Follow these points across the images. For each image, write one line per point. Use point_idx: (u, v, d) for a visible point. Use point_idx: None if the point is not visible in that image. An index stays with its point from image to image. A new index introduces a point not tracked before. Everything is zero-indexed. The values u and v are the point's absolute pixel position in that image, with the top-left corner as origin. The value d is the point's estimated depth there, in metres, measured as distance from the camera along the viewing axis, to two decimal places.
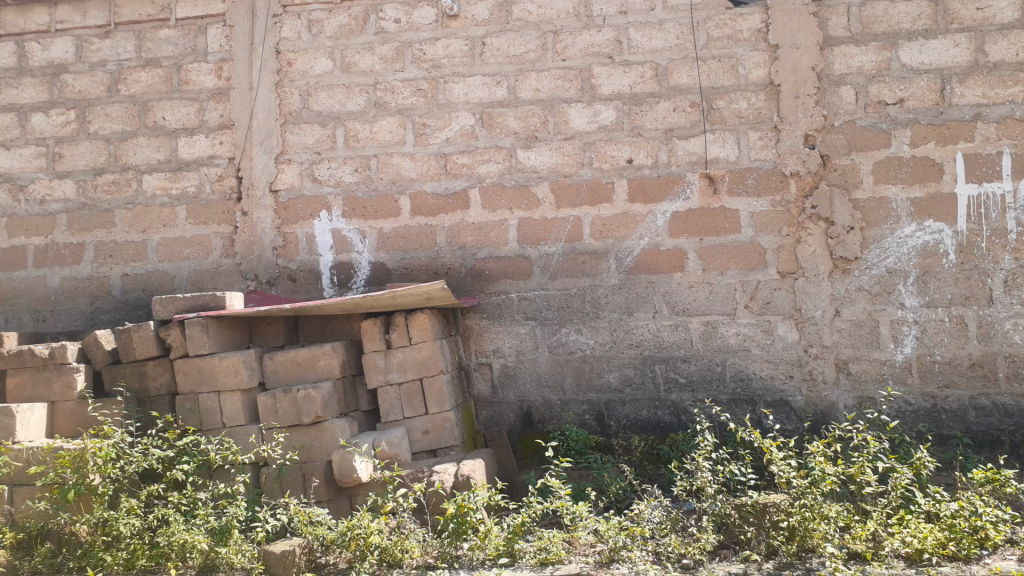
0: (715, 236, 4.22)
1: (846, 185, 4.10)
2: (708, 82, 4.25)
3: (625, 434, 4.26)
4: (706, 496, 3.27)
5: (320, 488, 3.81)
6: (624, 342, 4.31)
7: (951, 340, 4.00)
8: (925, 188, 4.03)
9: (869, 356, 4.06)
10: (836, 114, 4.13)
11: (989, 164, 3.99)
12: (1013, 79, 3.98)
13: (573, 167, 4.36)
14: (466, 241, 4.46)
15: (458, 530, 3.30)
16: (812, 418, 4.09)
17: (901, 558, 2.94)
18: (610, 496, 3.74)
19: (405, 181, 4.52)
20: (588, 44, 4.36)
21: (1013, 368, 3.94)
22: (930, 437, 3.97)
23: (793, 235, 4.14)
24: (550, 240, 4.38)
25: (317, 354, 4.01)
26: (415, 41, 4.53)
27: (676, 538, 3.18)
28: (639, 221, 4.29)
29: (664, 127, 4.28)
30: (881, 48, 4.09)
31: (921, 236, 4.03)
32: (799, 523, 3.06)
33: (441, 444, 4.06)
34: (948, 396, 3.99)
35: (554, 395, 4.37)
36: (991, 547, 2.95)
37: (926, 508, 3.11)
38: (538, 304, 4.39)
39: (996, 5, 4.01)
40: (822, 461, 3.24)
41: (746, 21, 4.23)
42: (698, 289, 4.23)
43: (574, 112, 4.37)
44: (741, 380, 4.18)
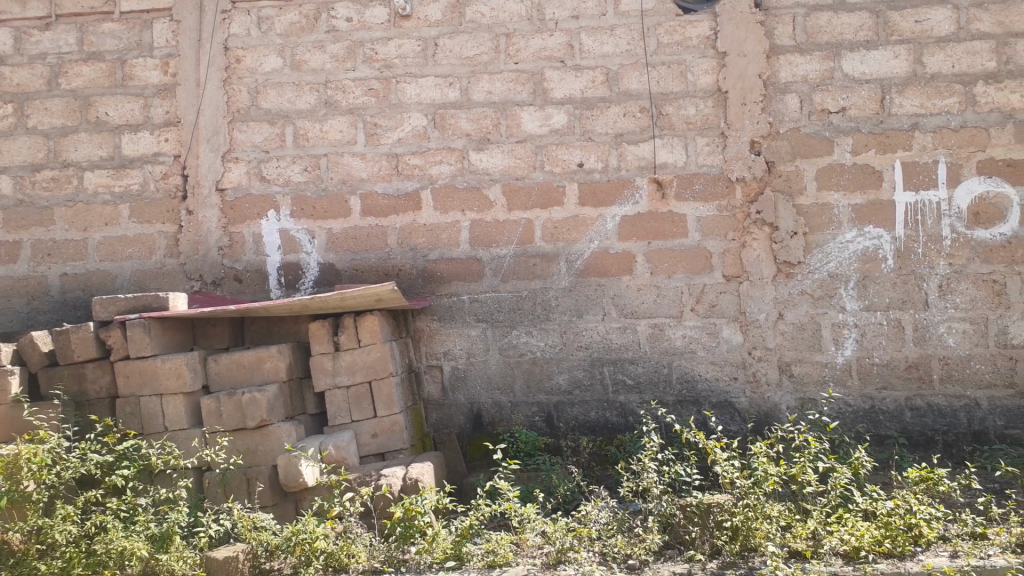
0: (663, 240, 4.27)
1: (790, 191, 4.19)
2: (658, 89, 4.30)
3: (574, 436, 4.28)
4: (652, 496, 3.31)
5: (265, 493, 3.76)
6: (574, 344, 4.33)
7: (889, 342, 4.11)
8: (866, 194, 4.13)
9: (811, 358, 4.15)
10: (781, 122, 4.21)
11: (926, 172, 4.11)
12: (949, 91, 4.10)
13: (525, 170, 4.37)
14: (418, 242, 4.44)
15: (405, 534, 3.30)
16: (755, 419, 4.16)
17: (838, 556, 3.01)
18: (558, 498, 3.75)
19: (356, 181, 4.48)
20: (541, 48, 4.38)
21: (947, 370, 4.07)
22: (868, 438, 4.07)
23: (739, 240, 4.22)
24: (502, 243, 4.38)
25: (263, 357, 3.94)
26: (367, 40, 4.49)
27: (622, 539, 3.22)
28: (590, 224, 4.32)
29: (615, 131, 4.32)
30: (824, 58, 4.18)
31: (862, 241, 4.13)
32: (742, 523, 3.11)
33: (389, 447, 4.03)
34: (886, 397, 4.10)
35: (504, 397, 4.38)
36: (925, 544, 3.04)
37: (864, 507, 3.18)
38: (489, 306, 4.39)
39: (935, 18, 4.12)
40: (764, 462, 3.29)
41: (695, 28, 4.29)
42: (646, 292, 4.28)
43: (526, 115, 4.38)
44: (687, 381, 4.24)
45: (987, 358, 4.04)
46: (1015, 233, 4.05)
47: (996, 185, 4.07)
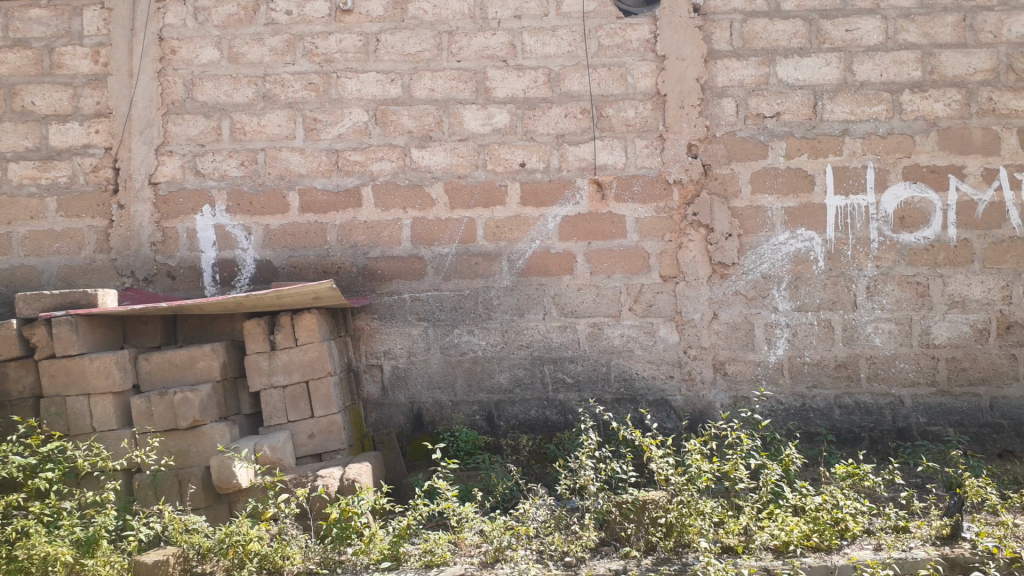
0: (603, 241, 4.31)
1: (725, 194, 4.27)
2: (598, 90, 4.33)
3: (514, 434, 4.29)
4: (589, 493, 3.35)
5: (197, 495, 3.67)
6: (515, 343, 4.34)
7: (819, 342, 4.22)
8: (798, 198, 4.24)
9: (744, 357, 4.25)
10: (718, 125, 4.29)
11: (855, 177, 4.23)
12: (877, 98, 4.23)
13: (467, 168, 4.36)
14: (358, 240, 4.39)
15: (341, 535, 3.26)
16: (689, 417, 4.24)
17: (769, 550, 3.08)
18: (497, 496, 3.76)
19: (294, 177, 4.40)
20: (482, 46, 4.38)
21: (873, 368, 4.20)
22: (798, 435, 4.18)
23: (675, 241, 4.28)
24: (443, 241, 4.36)
25: (196, 355, 3.85)
26: (307, 34, 4.42)
27: (559, 537, 3.24)
28: (531, 224, 4.34)
29: (556, 132, 4.34)
30: (760, 63, 4.27)
31: (794, 244, 4.24)
32: (677, 519, 3.16)
33: (327, 447, 3.98)
34: (816, 395, 4.21)
35: (444, 396, 4.36)
36: (851, 537, 3.12)
37: (793, 502, 3.26)
38: (430, 305, 4.37)
39: (864, 27, 4.24)
40: (698, 458, 3.36)
41: (636, 31, 4.34)
42: (586, 291, 4.31)
43: (468, 113, 4.37)
44: (625, 380, 4.29)
45: (911, 357, 4.19)
46: (938, 237, 4.19)
47: (920, 191, 4.21)
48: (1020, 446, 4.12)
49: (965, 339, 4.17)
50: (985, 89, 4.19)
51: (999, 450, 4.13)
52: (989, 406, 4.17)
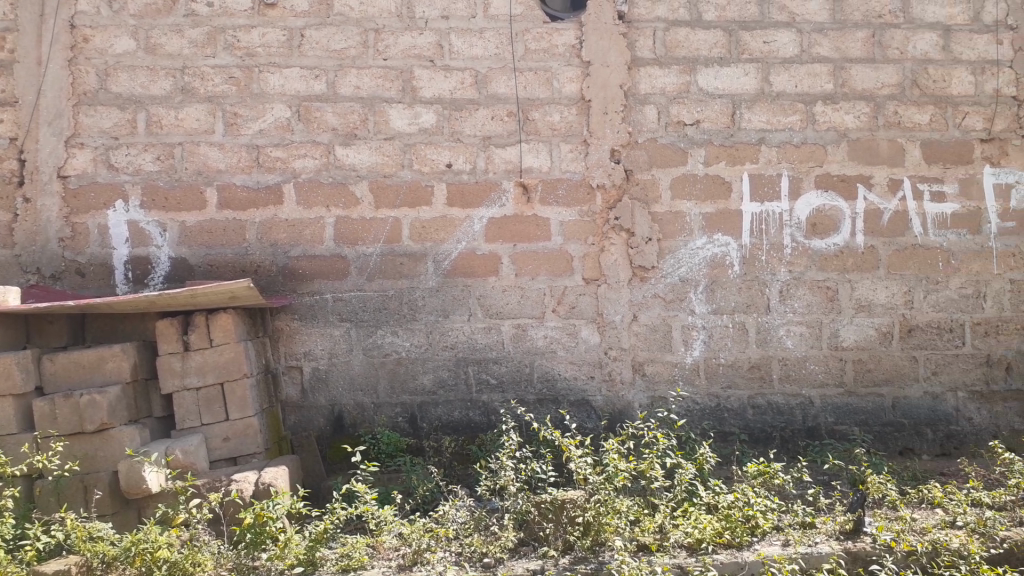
0: (528, 243, 4.34)
1: (646, 199, 4.35)
2: (524, 94, 4.35)
3: (437, 436, 4.27)
4: (509, 494, 3.38)
5: (104, 501, 3.53)
6: (439, 344, 4.32)
7: (733, 344, 4.34)
8: (716, 204, 4.35)
9: (663, 358, 4.33)
10: (640, 132, 4.36)
11: (770, 184, 4.36)
12: (793, 109, 4.37)
13: (392, 168, 4.32)
14: (279, 238, 4.30)
15: (255, 541, 3.16)
16: (608, 417, 4.30)
17: (683, 548, 3.14)
18: (417, 498, 3.74)
19: (212, 172, 4.29)
20: (409, 46, 4.34)
21: (785, 370, 4.34)
22: (713, 434, 4.28)
23: (598, 244, 4.34)
24: (367, 240, 4.31)
25: (104, 356, 3.70)
26: (228, 26, 4.31)
27: (479, 538, 3.24)
28: (457, 225, 4.33)
29: (482, 133, 4.34)
30: (682, 72, 4.36)
31: (711, 248, 4.34)
32: (594, 518, 3.19)
33: (242, 451, 3.88)
34: (730, 395, 4.33)
35: (366, 398, 4.31)
36: (761, 534, 3.19)
37: (707, 500, 3.33)
38: (353, 305, 4.31)
39: (781, 40, 4.38)
40: (616, 458, 3.41)
41: (562, 35, 4.37)
42: (511, 293, 4.33)
43: (394, 112, 4.33)
44: (548, 381, 4.33)
45: (820, 359, 4.35)
46: (847, 244, 4.35)
47: (831, 199, 4.36)
48: (919, 444, 4.31)
49: (870, 342, 4.35)
50: (891, 102, 4.38)
51: (900, 448, 4.30)
52: (892, 406, 4.36)
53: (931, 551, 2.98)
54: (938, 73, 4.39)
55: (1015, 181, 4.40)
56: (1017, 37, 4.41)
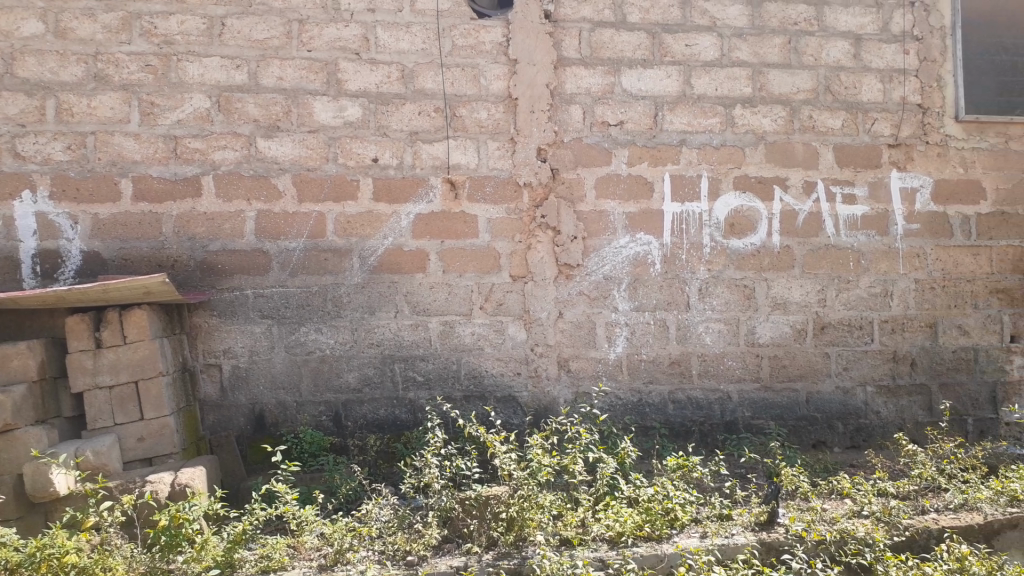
0: (455, 240, 4.33)
1: (572, 198, 4.39)
2: (451, 90, 4.34)
3: (361, 434, 4.21)
4: (433, 491, 3.36)
5: (7, 505, 3.38)
6: (365, 341, 4.27)
7: (655, 340, 4.43)
8: (639, 204, 4.42)
9: (587, 354, 4.39)
10: (566, 131, 4.40)
11: (690, 185, 4.46)
12: (713, 112, 4.48)
13: (316, 161, 4.25)
14: (197, 232, 4.18)
15: (171, 543, 3.05)
16: (534, 412, 4.33)
17: (604, 541, 3.17)
18: (339, 498, 3.69)
19: (127, 163, 4.13)
20: (334, 38, 4.27)
21: (705, 366, 4.45)
22: (635, 428, 4.35)
23: (525, 242, 4.36)
24: (290, 235, 4.23)
25: (9, 354, 3.54)
26: (144, 12, 4.15)
27: (402, 536, 3.21)
28: (383, 221, 4.29)
29: (409, 129, 4.31)
30: (607, 72, 4.42)
31: (634, 247, 4.42)
32: (517, 513, 3.21)
33: (157, 452, 3.75)
34: (651, 391, 4.42)
35: (288, 396, 4.23)
36: (680, 526, 3.26)
37: (628, 494, 3.40)
38: (275, 301, 4.23)
39: (702, 43, 4.48)
40: (540, 453, 3.44)
41: (489, 33, 4.37)
42: (438, 290, 4.31)
43: (318, 105, 4.26)
44: (474, 378, 4.33)
45: (738, 355, 4.47)
46: (763, 244, 4.49)
47: (749, 200, 4.49)
48: (831, 437, 4.47)
49: (785, 339, 4.50)
50: (806, 107, 4.54)
51: (813, 441, 4.45)
52: (805, 400, 4.52)
53: (839, 540, 3.08)
54: (849, 80, 4.57)
55: (920, 185, 4.60)
56: (922, 47, 4.62)
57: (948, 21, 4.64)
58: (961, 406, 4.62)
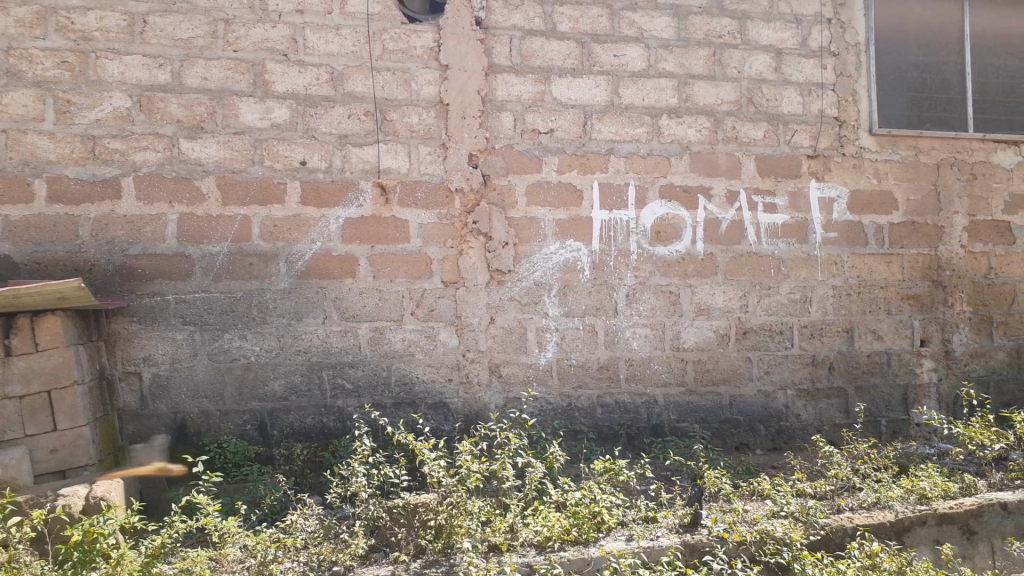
0: (385, 245, 4.29)
1: (503, 204, 4.41)
2: (381, 94, 4.31)
3: (288, 443, 4.14)
4: (360, 500, 3.31)
5: None
6: (291, 348, 4.20)
7: (584, 346, 4.47)
8: (569, 211, 4.47)
9: (518, 359, 4.40)
10: (497, 138, 4.42)
11: (619, 193, 4.53)
12: (640, 122, 4.56)
13: (242, 164, 4.16)
14: (116, 235, 4.04)
15: (83, 559, 2.92)
16: (464, 418, 4.33)
17: (532, 546, 3.17)
18: (264, 508, 3.59)
19: (40, 163, 3.97)
20: (261, 39, 4.19)
21: (632, 370, 4.52)
22: (564, 433, 4.39)
23: (457, 248, 4.36)
24: (213, 239, 4.13)
25: None
26: (60, 7, 4.00)
27: (328, 547, 3.15)
28: (311, 224, 4.22)
29: (338, 132, 4.26)
30: (537, 80, 4.46)
31: (564, 254, 4.46)
32: (446, 520, 3.19)
33: (72, 464, 3.61)
34: (580, 395, 4.46)
35: (212, 406, 4.12)
36: (606, 529, 3.29)
37: (556, 499, 3.43)
38: (198, 307, 4.12)
39: (630, 54, 4.56)
40: (468, 459, 3.45)
41: (420, 38, 4.36)
42: (368, 295, 4.27)
43: (244, 106, 4.17)
44: (405, 384, 4.30)
45: (664, 360, 4.56)
46: (688, 251, 4.59)
47: (674, 209, 4.59)
48: (752, 439, 4.61)
49: (709, 344, 4.61)
50: (730, 118, 4.66)
51: (736, 444, 4.58)
52: (729, 403, 4.63)
53: (758, 540, 3.16)
54: (771, 93, 4.71)
55: (837, 195, 4.77)
56: (838, 62, 4.80)
57: (862, 38, 4.84)
58: (875, 408, 4.81)
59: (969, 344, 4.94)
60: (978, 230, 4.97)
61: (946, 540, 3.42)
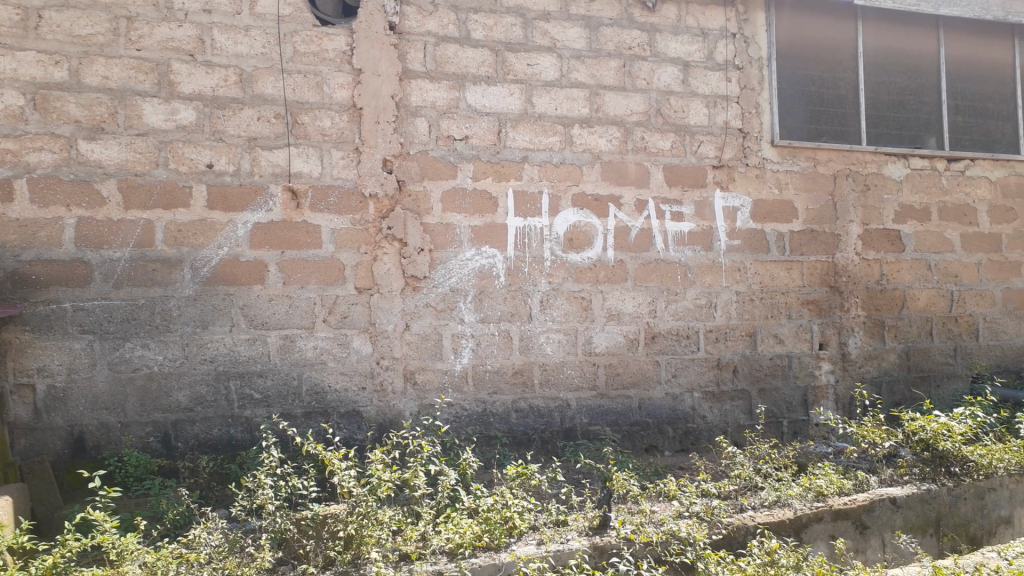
0: (295, 250, 4.22)
1: (418, 210, 4.39)
2: (292, 97, 4.24)
3: (193, 455, 4.02)
4: (267, 513, 3.23)
5: None
6: (197, 357, 4.08)
7: (499, 351, 4.50)
8: (484, 218, 4.49)
9: (433, 366, 4.39)
10: (411, 143, 4.40)
11: (533, 201, 4.58)
12: (553, 130, 4.62)
13: (145, 166, 4.02)
14: (8, 240, 3.85)
15: None
16: (377, 426, 4.29)
17: (443, 554, 3.16)
18: (166, 523, 3.46)
19: None
20: (166, 38, 4.07)
21: (546, 375, 4.57)
22: (477, 438, 4.40)
23: (370, 253, 4.32)
24: (114, 244, 3.98)
25: None
26: None
27: (233, 561, 3.04)
28: (218, 229, 4.11)
29: (247, 135, 4.17)
30: (451, 87, 4.46)
31: (478, 260, 4.47)
32: (356, 530, 3.14)
33: None
34: (495, 401, 4.48)
35: (112, 418, 3.97)
36: (518, 534, 3.31)
37: (468, 505, 3.44)
38: (97, 315, 3.96)
39: (543, 64, 4.62)
40: (380, 468, 3.43)
41: (332, 41, 4.31)
42: (278, 302, 4.19)
43: (148, 107, 4.03)
44: (316, 393, 4.23)
45: (576, 364, 4.62)
46: (600, 258, 4.67)
47: (586, 216, 4.66)
48: (661, 440, 4.72)
49: (620, 348, 4.70)
50: (639, 129, 4.78)
51: (645, 446, 4.69)
52: (638, 406, 4.74)
53: (664, 541, 3.24)
54: (678, 104, 4.85)
55: (741, 205, 4.95)
56: (742, 76, 4.98)
57: (765, 53, 5.03)
58: (777, 409, 5.00)
59: (863, 347, 5.19)
60: (871, 238, 5.22)
61: (840, 535, 3.57)
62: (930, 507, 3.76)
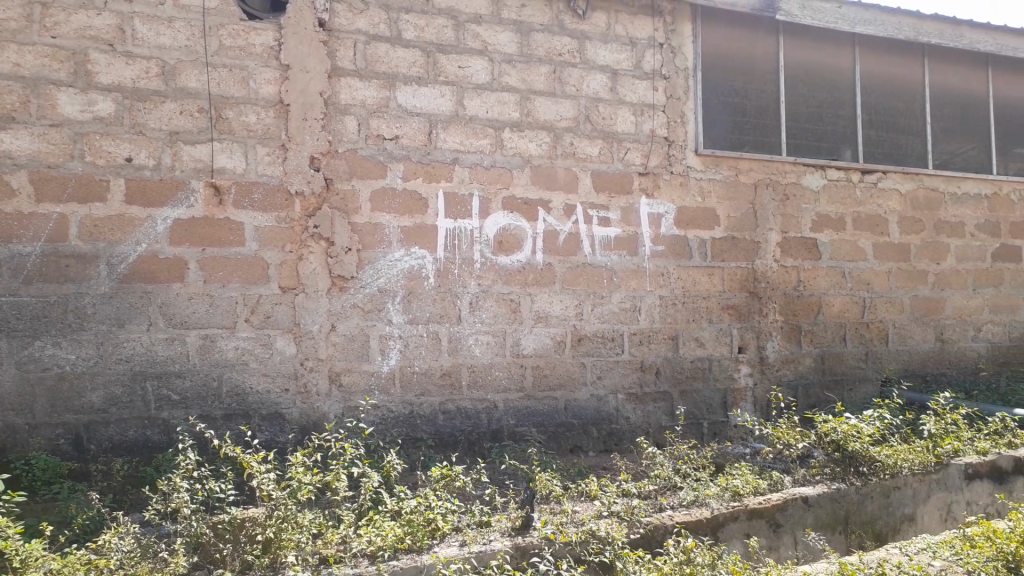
0: (217, 248, 4.13)
1: (346, 209, 4.34)
2: (217, 91, 4.15)
3: (106, 458, 3.89)
4: (182, 517, 3.14)
5: None
6: (112, 356, 3.95)
7: (426, 353, 4.48)
8: (413, 219, 4.47)
9: (359, 367, 4.35)
10: (340, 142, 4.35)
11: (463, 203, 4.58)
12: (484, 133, 4.64)
13: (58, 158, 3.87)
14: None
15: None
16: (299, 427, 4.23)
17: (364, 557, 3.13)
18: (75, 529, 3.31)
19: None
20: (84, 26, 3.93)
21: (473, 377, 4.58)
22: (403, 440, 4.38)
23: (295, 252, 4.25)
24: (24, 238, 3.82)
25: None
26: None
27: (144, 566, 2.95)
28: (136, 224, 3.99)
29: (168, 128, 4.06)
30: (381, 86, 4.43)
31: (407, 261, 4.45)
32: (274, 534, 3.08)
33: None
34: (422, 403, 4.47)
35: (19, 419, 3.81)
36: (440, 535, 3.31)
37: (391, 507, 3.42)
38: (4, 313, 3.79)
39: (474, 66, 4.63)
40: (300, 471, 3.38)
41: (259, 36, 4.23)
42: (198, 300, 4.08)
43: (63, 96, 3.89)
44: (237, 395, 4.15)
45: (504, 366, 4.64)
46: (528, 260, 4.70)
47: (516, 220, 4.69)
48: (586, 441, 4.78)
49: (546, 350, 4.74)
50: (568, 134, 4.84)
51: (570, 446, 4.75)
52: (564, 408, 4.79)
53: (583, 541, 3.29)
54: (606, 111, 4.93)
55: (666, 211, 5.05)
56: (669, 85, 5.09)
57: (690, 63, 5.15)
58: (698, 411, 5.13)
59: (780, 351, 5.36)
60: (790, 246, 5.40)
61: (754, 533, 3.68)
62: (839, 505, 3.90)
